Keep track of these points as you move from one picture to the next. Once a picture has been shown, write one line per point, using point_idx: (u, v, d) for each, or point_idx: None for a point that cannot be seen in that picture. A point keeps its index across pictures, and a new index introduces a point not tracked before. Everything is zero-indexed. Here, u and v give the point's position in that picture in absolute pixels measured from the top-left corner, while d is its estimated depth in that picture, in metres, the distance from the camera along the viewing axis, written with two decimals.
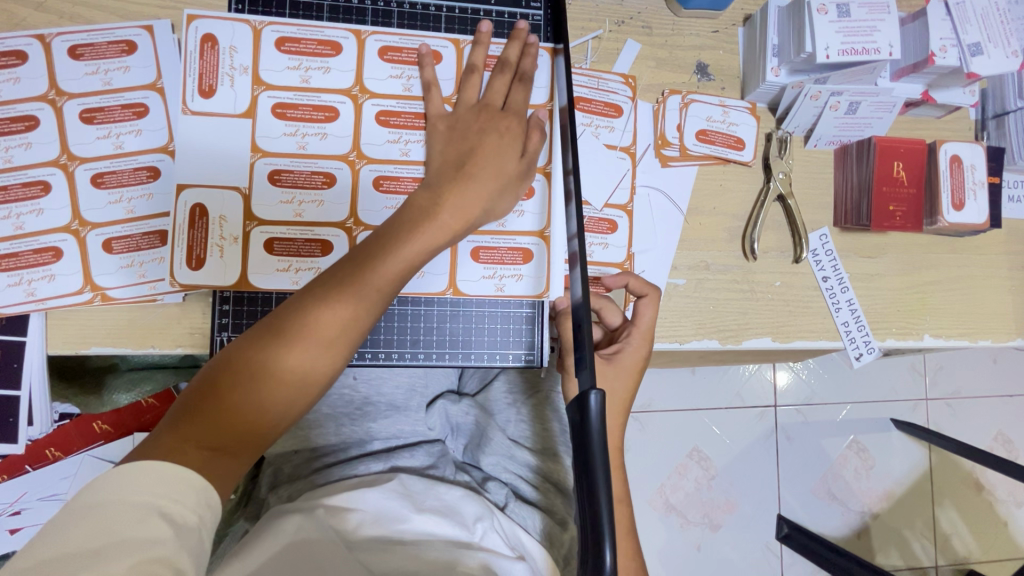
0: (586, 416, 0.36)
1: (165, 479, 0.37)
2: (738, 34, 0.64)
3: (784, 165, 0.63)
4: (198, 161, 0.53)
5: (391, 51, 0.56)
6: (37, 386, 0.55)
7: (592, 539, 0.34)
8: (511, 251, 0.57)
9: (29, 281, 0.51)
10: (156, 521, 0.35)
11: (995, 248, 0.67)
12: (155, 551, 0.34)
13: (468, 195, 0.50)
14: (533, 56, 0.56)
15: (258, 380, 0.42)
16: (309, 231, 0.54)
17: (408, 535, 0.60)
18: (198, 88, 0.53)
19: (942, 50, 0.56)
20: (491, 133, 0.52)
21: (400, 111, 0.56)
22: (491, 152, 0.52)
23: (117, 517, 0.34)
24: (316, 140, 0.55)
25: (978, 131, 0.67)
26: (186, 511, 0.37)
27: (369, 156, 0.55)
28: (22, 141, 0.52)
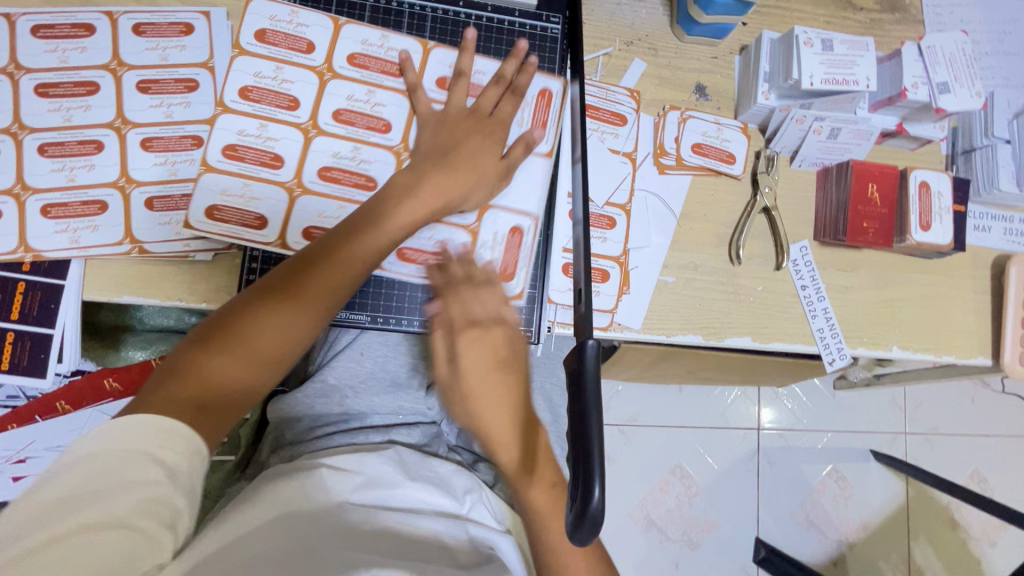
0: (582, 364, 0.40)
1: (163, 431, 0.41)
2: (735, 61, 0.70)
3: (770, 181, 0.69)
4: (246, 138, 0.58)
5: (360, 55, 0.61)
6: (70, 327, 0.57)
7: (582, 474, 0.38)
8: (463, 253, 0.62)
9: (74, 229, 0.56)
10: (148, 466, 0.39)
11: (961, 272, 0.73)
12: (156, 491, 0.39)
13: (443, 181, 0.58)
14: (527, 74, 0.62)
15: (215, 364, 0.47)
16: (250, 200, 0.58)
17: (400, 500, 0.62)
18: (237, 87, 0.59)
19: (914, 86, 0.63)
20: (472, 137, 0.60)
21: (354, 108, 0.61)
22: (471, 148, 0.59)
23: (113, 460, 0.39)
24: (335, 140, 0.60)
25: (948, 164, 0.73)
26: (181, 458, 0.41)
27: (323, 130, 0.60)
28: (81, 103, 0.57)
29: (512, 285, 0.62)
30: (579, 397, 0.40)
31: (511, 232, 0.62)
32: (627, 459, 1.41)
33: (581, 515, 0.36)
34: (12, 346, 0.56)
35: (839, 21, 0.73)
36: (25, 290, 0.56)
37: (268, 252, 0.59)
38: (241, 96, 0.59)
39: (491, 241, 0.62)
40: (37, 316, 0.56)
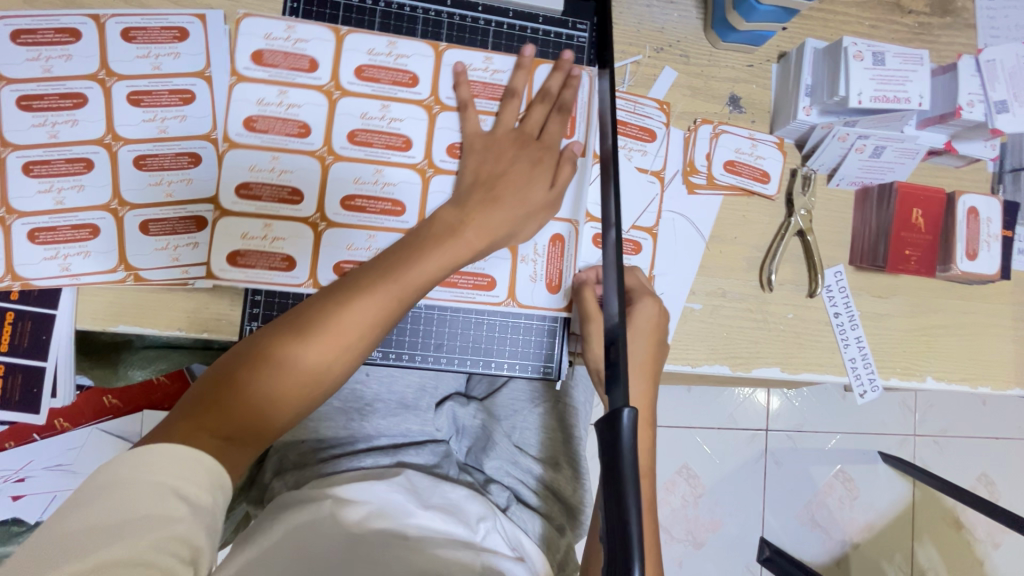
0: (618, 434, 0.37)
1: (183, 460, 0.38)
2: (772, 70, 0.65)
3: (805, 202, 0.65)
4: (259, 174, 0.55)
5: (368, 68, 0.56)
6: (64, 358, 0.55)
7: (620, 556, 0.34)
8: (481, 285, 0.57)
9: (64, 256, 0.52)
10: (171, 500, 0.36)
11: (1002, 298, 0.69)
12: (173, 529, 0.36)
13: (493, 216, 0.52)
14: (573, 88, 0.58)
15: (256, 387, 0.43)
16: (278, 242, 0.55)
17: (412, 530, 0.59)
18: (241, 118, 0.54)
19: (969, 105, 0.58)
20: (521, 163, 0.54)
21: (371, 130, 0.56)
22: (519, 180, 0.54)
23: (136, 491, 0.36)
24: (354, 163, 0.56)
25: (995, 183, 0.69)
26: (200, 491, 0.38)
27: (340, 153, 0.56)
28: (67, 117, 0.53)
29: (557, 297, 0.59)
30: (615, 466, 0.36)
31: (550, 241, 0.58)
32: None
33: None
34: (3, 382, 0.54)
35: (886, 25, 0.67)
36: (14, 320, 0.53)
37: (270, 285, 0.55)
38: (247, 128, 0.55)
39: (531, 258, 0.58)
40: (29, 348, 0.54)
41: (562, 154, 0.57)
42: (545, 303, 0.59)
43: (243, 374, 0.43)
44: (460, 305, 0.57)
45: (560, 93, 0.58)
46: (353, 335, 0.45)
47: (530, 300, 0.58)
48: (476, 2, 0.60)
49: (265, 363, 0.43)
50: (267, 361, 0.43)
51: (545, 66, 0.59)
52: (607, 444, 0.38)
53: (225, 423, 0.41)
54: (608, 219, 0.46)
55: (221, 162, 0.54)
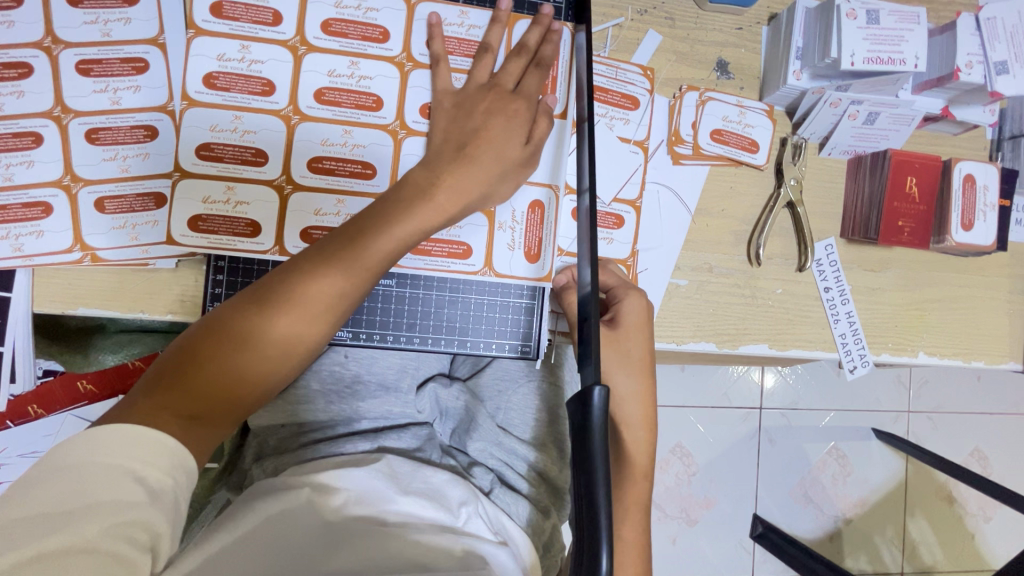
0: (587, 414, 0.35)
1: (142, 442, 0.36)
2: (762, 32, 0.62)
3: (796, 171, 0.62)
4: (221, 134, 0.52)
5: (336, 23, 0.53)
6: (21, 343, 0.54)
7: (587, 549, 0.32)
8: (457, 253, 0.55)
9: (16, 236, 0.50)
10: (128, 483, 0.35)
11: (998, 271, 0.67)
12: (130, 513, 0.34)
13: (466, 178, 0.49)
14: (553, 43, 0.55)
15: (218, 362, 0.41)
16: (241, 208, 0.52)
17: (392, 516, 0.58)
18: (201, 75, 0.51)
19: (968, 66, 0.55)
20: (497, 117, 0.51)
21: (339, 88, 0.53)
22: (494, 137, 0.50)
23: (92, 474, 0.34)
24: (322, 125, 0.53)
25: (993, 151, 0.66)
26: (161, 475, 0.36)
27: (307, 113, 0.53)
28: (13, 89, 0.50)
29: (539, 267, 0.57)
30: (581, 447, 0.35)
31: (529, 208, 0.56)
32: None
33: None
34: None
35: None
36: None
37: (233, 262, 0.53)
38: (207, 85, 0.51)
39: (509, 225, 0.56)
40: None
41: (538, 108, 0.54)
42: (525, 273, 0.56)
43: (204, 349, 0.41)
44: (433, 273, 0.55)
45: (538, 48, 0.55)
46: (322, 305, 0.43)
47: (508, 269, 0.56)
48: None
49: (225, 338, 0.41)
50: (231, 336, 0.41)
51: (524, 21, 0.56)
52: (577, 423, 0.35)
53: (188, 401, 0.39)
54: (583, 186, 0.44)
55: (179, 122, 0.51)
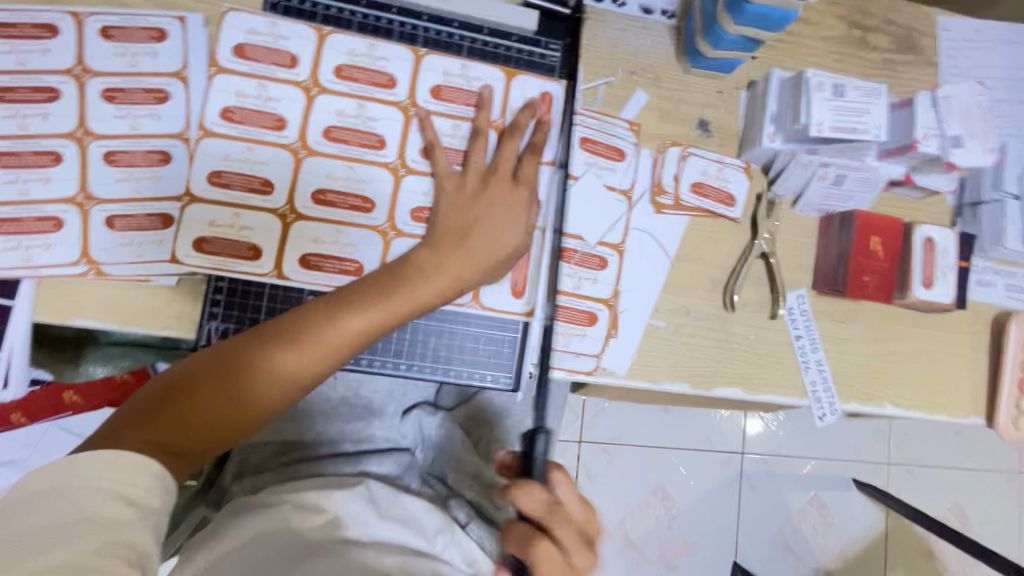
0: None
1: (131, 467, 0.37)
2: (741, 96, 0.67)
3: (770, 225, 0.66)
4: (232, 163, 0.55)
5: (347, 68, 0.57)
6: (18, 352, 0.54)
7: None
8: None
9: (26, 247, 0.52)
10: (119, 503, 0.36)
11: (960, 328, 0.70)
12: (122, 533, 0.35)
13: (464, 264, 0.53)
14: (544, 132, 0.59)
15: (209, 399, 0.44)
16: (244, 233, 0.55)
17: (366, 539, 0.59)
18: (218, 109, 0.55)
19: (925, 138, 0.60)
20: (494, 207, 0.55)
21: (346, 126, 0.57)
22: (491, 225, 0.54)
23: (81, 495, 0.35)
24: (327, 159, 0.57)
25: (954, 216, 0.71)
26: (150, 496, 0.37)
27: (313, 147, 0.56)
28: (40, 111, 0.53)
29: (521, 301, 0.59)
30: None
31: None
32: (610, 481, 1.38)
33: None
34: None
35: (850, 60, 0.70)
36: None
37: (233, 284, 0.56)
38: (223, 118, 0.55)
39: None
40: None
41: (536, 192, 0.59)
42: (510, 306, 0.59)
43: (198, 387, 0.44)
44: None
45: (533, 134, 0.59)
46: (324, 353, 0.46)
47: (494, 302, 0.59)
48: (453, 18, 0.61)
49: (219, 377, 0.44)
50: (236, 368, 0.45)
51: (524, 77, 0.61)
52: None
53: (170, 434, 0.42)
54: None
55: (194, 149, 0.55)
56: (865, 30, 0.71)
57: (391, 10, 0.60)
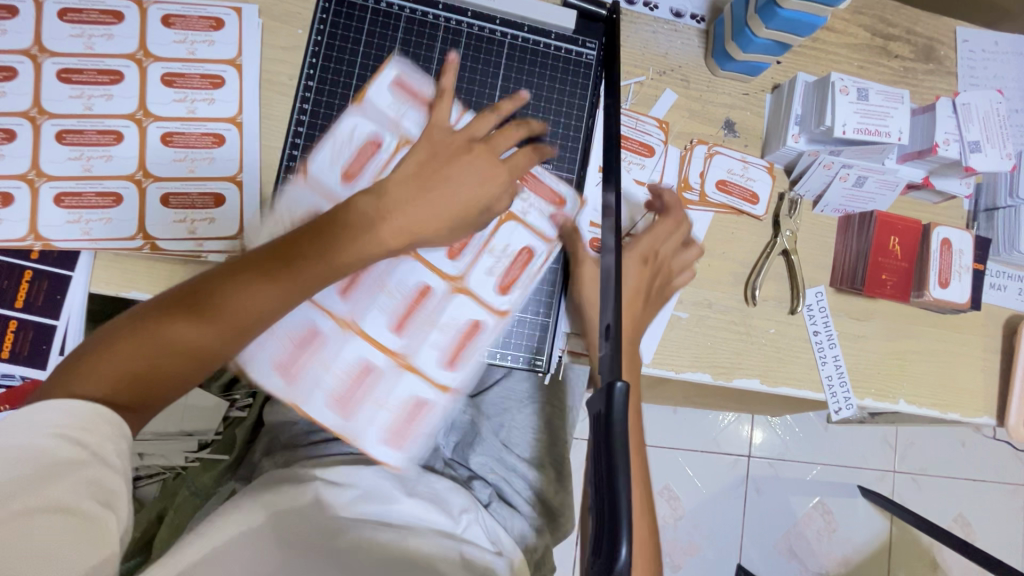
0: (611, 408, 0.38)
1: (81, 415, 0.41)
2: (766, 99, 0.70)
3: (791, 224, 0.68)
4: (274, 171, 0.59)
5: (390, 89, 0.60)
6: (75, 320, 0.57)
7: (608, 533, 0.35)
8: (495, 277, 0.62)
9: (87, 220, 0.55)
10: (72, 446, 0.39)
11: (974, 329, 0.72)
12: (85, 473, 0.38)
13: (417, 215, 0.53)
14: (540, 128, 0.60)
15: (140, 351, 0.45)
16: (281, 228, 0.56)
17: (395, 515, 0.62)
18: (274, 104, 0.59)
19: (945, 143, 0.63)
20: (461, 170, 0.54)
21: (385, 135, 0.59)
22: (461, 193, 0.54)
23: (37, 445, 0.38)
24: (371, 168, 0.58)
25: (970, 221, 0.73)
26: (104, 441, 0.41)
27: (357, 159, 0.58)
28: (104, 92, 0.56)
29: (567, 293, 0.63)
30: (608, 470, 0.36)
31: (559, 240, 0.63)
32: None
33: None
34: (15, 335, 0.56)
35: (872, 67, 0.73)
36: (31, 279, 0.55)
37: None
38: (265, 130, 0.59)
39: (539, 256, 0.63)
40: (42, 306, 0.56)
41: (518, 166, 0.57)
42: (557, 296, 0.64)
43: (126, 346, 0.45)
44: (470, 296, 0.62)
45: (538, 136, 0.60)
46: (219, 330, 0.47)
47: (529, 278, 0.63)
48: (495, 15, 0.63)
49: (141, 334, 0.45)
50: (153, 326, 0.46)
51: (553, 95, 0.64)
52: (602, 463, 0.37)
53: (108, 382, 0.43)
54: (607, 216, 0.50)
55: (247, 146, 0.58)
56: (887, 39, 0.73)
57: (437, 6, 0.62)
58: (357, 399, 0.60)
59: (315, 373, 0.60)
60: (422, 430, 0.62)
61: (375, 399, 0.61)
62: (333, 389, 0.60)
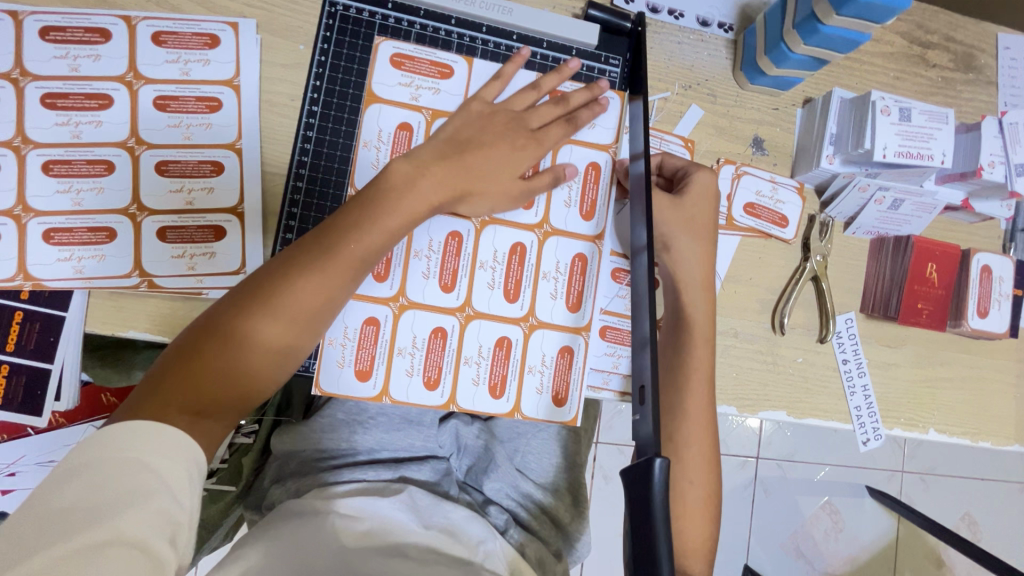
0: (651, 486, 0.36)
1: (154, 437, 0.39)
2: (796, 114, 0.66)
3: (822, 248, 0.65)
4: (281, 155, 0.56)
5: (415, 62, 0.57)
6: (70, 362, 0.54)
7: None
8: (506, 291, 0.57)
9: (79, 258, 0.51)
10: (146, 473, 0.37)
11: (1007, 355, 0.69)
12: (155, 503, 0.37)
13: (450, 174, 0.52)
14: (593, 111, 0.57)
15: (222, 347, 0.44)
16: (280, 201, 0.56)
17: (411, 546, 0.60)
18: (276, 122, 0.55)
19: (990, 165, 0.59)
20: (501, 145, 0.54)
21: (415, 63, 0.57)
22: (489, 167, 0.54)
23: (113, 467, 0.37)
24: (386, 108, 0.57)
25: (1007, 241, 0.69)
26: (179, 467, 0.39)
27: (378, 94, 0.57)
28: (92, 118, 0.52)
29: (578, 315, 0.58)
30: (648, 515, 0.36)
31: (573, 259, 0.58)
32: None
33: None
34: (7, 381, 0.52)
35: (908, 78, 0.68)
36: (22, 320, 0.52)
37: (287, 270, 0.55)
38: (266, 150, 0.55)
39: (552, 274, 0.58)
40: (35, 349, 0.52)
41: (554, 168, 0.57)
42: (565, 323, 0.58)
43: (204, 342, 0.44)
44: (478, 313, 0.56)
45: (579, 107, 0.58)
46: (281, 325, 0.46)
47: (563, 225, 0.58)
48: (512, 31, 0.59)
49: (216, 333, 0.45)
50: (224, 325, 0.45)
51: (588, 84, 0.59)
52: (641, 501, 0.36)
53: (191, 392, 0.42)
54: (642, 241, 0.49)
55: (250, 171, 0.54)
56: (925, 47, 0.69)
57: (449, 20, 0.58)
58: (489, 369, 0.56)
59: (411, 360, 0.56)
60: (546, 384, 0.58)
61: (526, 367, 0.57)
62: (457, 369, 0.56)
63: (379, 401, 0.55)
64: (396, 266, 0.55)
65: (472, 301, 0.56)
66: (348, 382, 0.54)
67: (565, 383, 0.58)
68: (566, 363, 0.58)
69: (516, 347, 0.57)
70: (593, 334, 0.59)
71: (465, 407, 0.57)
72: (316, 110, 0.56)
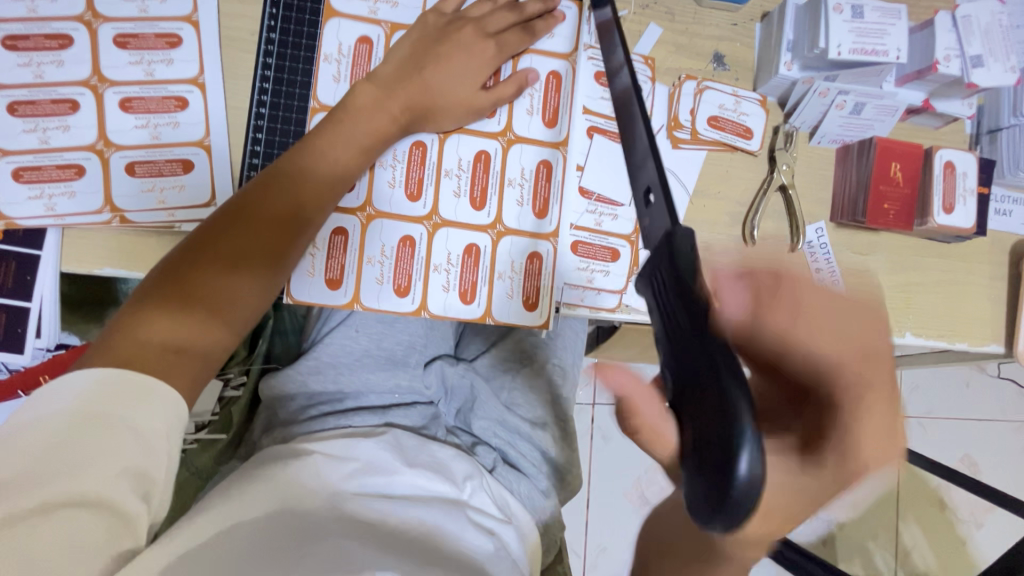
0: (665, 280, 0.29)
1: (134, 389, 0.39)
2: (755, 29, 0.66)
3: (788, 157, 0.65)
4: (242, 90, 0.56)
5: None
6: (48, 300, 0.54)
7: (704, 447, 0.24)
8: (473, 201, 0.59)
9: (50, 195, 0.52)
10: (123, 430, 0.37)
11: (979, 256, 0.70)
12: (131, 462, 0.37)
13: (412, 86, 0.56)
14: (549, 20, 0.59)
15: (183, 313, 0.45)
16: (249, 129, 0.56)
17: (396, 489, 0.61)
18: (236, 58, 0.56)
19: (946, 60, 0.60)
20: (458, 51, 0.57)
21: None
22: (449, 77, 0.57)
23: (86, 424, 0.36)
24: (348, 22, 0.58)
25: (972, 144, 0.70)
26: (157, 423, 0.39)
27: (338, 8, 0.58)
28: (54, 58, 0.53)
29: (545, 223, 0.60)
30: (686, 313, 0.27)
31: (537, 165, 0.60)
32: None
33: (724, 503, 0.22)
34: None
35: None
36: None
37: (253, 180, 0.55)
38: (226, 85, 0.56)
39: (517, 181, 0.60)
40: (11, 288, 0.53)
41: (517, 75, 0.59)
42: (532, 229, 0.60)
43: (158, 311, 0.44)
44: (448, 224, 0.59)
45: (535, 17, 0.59)
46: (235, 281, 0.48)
47: (526, 133, 0.60)
48: None
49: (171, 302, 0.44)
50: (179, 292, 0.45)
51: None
52: (671, 317, 0.28)
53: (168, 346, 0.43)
54: None
55: (213, 104, 0.55)
56: None
57: None
58: (459, 275, 0.58)
59: (381, 269, 0.58)
60: (516, 289, 0.59)
61: (495, 273, 0.59)
62: (426, 276, 0.58)
63: (351, 308, 0.58)
64: (362, 177, 0.57)
65: (438, 210, 0.59)
66: (322, 292, 0.57)
67: (535, 288, 0.59)
68: (535, 269, 0.59)
69: (485, 253, 0.59)
70: (562, 244, 0.60)
71: (437, 313, 0.59)
72: (275, 37, 0.56)
